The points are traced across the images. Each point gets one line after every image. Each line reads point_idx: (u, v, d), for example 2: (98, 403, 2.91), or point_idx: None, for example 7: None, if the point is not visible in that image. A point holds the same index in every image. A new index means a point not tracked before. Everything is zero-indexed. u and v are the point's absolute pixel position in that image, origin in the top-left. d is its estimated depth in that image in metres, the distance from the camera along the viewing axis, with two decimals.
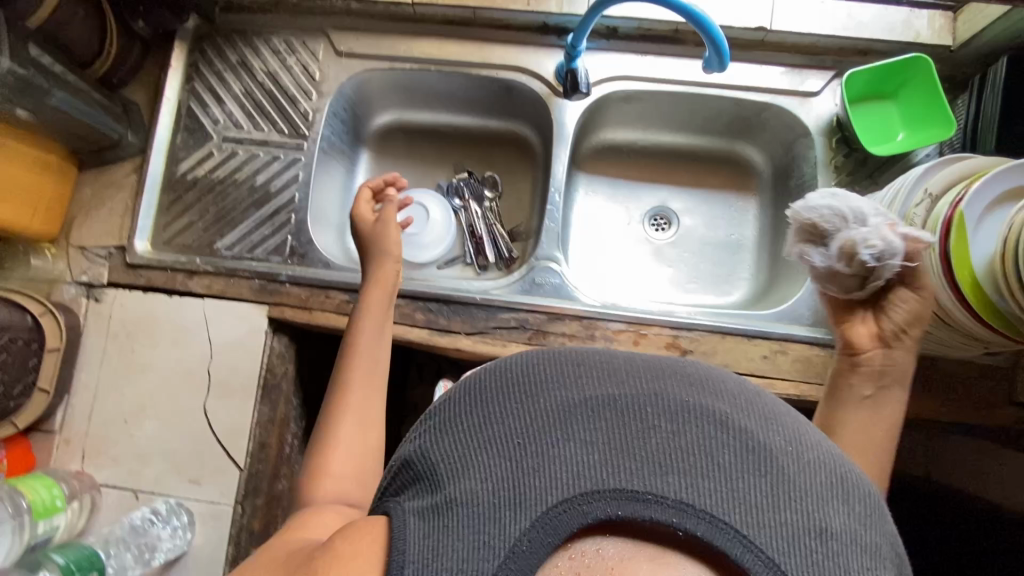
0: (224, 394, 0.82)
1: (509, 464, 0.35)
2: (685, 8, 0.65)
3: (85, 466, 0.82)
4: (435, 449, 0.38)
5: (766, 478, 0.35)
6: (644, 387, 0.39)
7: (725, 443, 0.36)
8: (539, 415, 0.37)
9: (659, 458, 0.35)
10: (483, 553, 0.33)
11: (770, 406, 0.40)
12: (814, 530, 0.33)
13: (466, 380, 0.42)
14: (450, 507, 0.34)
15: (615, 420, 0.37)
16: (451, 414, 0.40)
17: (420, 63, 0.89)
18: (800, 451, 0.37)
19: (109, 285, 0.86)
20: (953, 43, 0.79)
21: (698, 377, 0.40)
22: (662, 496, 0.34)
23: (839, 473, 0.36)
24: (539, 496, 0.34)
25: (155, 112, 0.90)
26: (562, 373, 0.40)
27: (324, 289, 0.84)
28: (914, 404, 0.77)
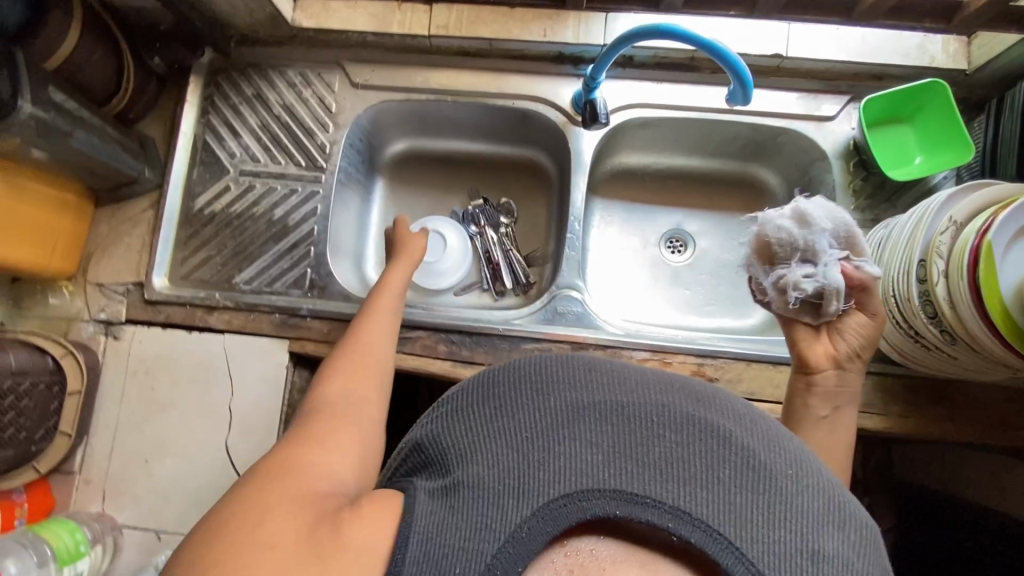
0: (246, 430, 0.82)
1: (519, 455, 0.41)
2: (708, 44, 0.65)
3: (106, 507, 0.81)
4: (449, 436, 0.45)
5: (762, 496, 0.40)
6: (652, 399, 0.45)
7: (724, 459, 0.41)
8: (549, 414, 0.43)
9: (660, 466, 0.41)
10: (486, 534, 0.38)
11: (774, 432, 0.45)
12: (806, 550, 0.38)
13: (486, 377, 0.49)
14: (461, 488, 0.40)
15: (621, 427, 0.43)
16: (467, 407, 0.47)
17: (436, 93, 0.89)
18: (800, 475, 0.41)
19: (128, 322, 0.85)
20: (968, 67, 0.79)
21: (705, 397, 0.46)
22: (660, 501, 0.39)
23: (837, 502, 0.41)
24: (543, 489, 0.39)
25: (172, 147, 0.89)
26: (575, 381, 0.46)
27: (345, 323, 0.84)
28: (941, 428, 0.77)
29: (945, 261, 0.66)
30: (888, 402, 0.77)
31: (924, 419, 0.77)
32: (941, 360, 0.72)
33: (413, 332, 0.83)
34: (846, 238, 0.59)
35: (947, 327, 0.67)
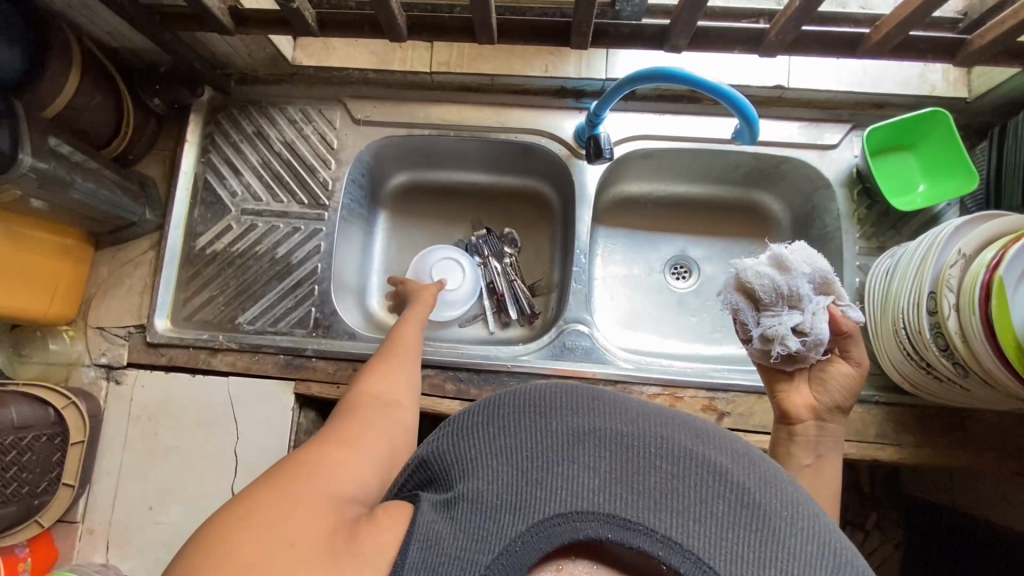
0: (251, 475, 0.80)
1: (518, 473, 0.40)
2: (712, 86, 0.65)
3: (109, 557, 0.80)
4: (452, 452, 0.44)
5: (755, 534, 0.38)
6: (652, 429, 0.43)
7: (719, 493, 0.40)
8: (548, 435, 0.42)
9: (655, 495, 0.40)
10: (481, 546, 0.37)
11: (773, 471, 0.42)
12: None
13: (493, 395, 0.47)
14: (461, 502, 0.39)
15: (619, 453, 0.41)
16: (471, 423, 0.45)
17: (439, 128, 0.89)
18: (795, 517, 0.39)
19: (130, 366, 0.84)
20: (969, 95, 0.80)
21: (704, 430, 0.44)
22: (652, 529, 0.38)
23: (833, 547, 0.39)
24: (540, 507, 0.38)
25: (172, 187, 0.89)
26: (576, 403, 0.44)
27: (351, 363, 0.83)
28: (955, 457, 0.76)
29: (956, 295, 0.66)
30: (900, 432, 0.77)
31: (938, 449, 0.76)
32: (953, 391, 0.71)
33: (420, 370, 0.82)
34: (823, 284, 0.58)
35: (960, 360, 0.66)
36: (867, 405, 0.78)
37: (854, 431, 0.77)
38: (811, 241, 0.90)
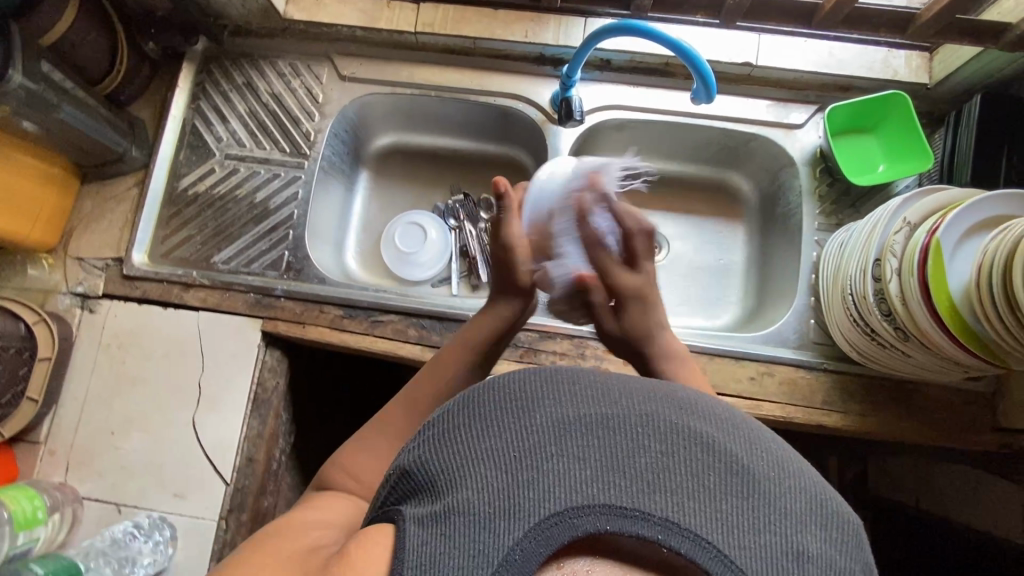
0: (214, 406, 0.82)
1: (505, 476, 0.36)
2: (674, 44, 0.68)
3: (68, 478, 0.81)
4: (432, 459, 0.39)
5: (750, 501, 0.36)
6: (636, 407, 0.39)
7: (709, 465, 0.37)
8: (534, 429, 0.38)
9: (648, 478, 0.36)
10: (477, 562, 0.33)
11: (755, 432, 0.41)
12: (791, 553, 0.34)
13: (465, 389, 0.42)
14: (447, 516, 0.35)
15: (608, 438, 0.37)
16: (450, 425, 0.40)
17: (421, 88, 0.92)
18: (782, 477, 0.38)
19: (105, 296, 0.87)
20: (929, 81, 0.83)
21: (688, 402, 0.41)
22: (648, 513, 0.35)
23: (818, 498, 0.37)
24: (533, 509, 0.34)
25: (160, 129, 0.92)
26: (559, 390, 0.40)
27: (318, 305, 0.85)
28: (899, 429, 0.78)
29: (898, 260, 0.68)
30: (847, 400, 0.79)
31: (882, 419, 0.78)
32: (896, 359, 0.73)
33: (385, 316, 0.84)
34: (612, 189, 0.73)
35: (900, 324, 0.68)
36: (815, 373, 0.80)
37: (800, 396, 0.79)
38: (776, 220, 0.93)
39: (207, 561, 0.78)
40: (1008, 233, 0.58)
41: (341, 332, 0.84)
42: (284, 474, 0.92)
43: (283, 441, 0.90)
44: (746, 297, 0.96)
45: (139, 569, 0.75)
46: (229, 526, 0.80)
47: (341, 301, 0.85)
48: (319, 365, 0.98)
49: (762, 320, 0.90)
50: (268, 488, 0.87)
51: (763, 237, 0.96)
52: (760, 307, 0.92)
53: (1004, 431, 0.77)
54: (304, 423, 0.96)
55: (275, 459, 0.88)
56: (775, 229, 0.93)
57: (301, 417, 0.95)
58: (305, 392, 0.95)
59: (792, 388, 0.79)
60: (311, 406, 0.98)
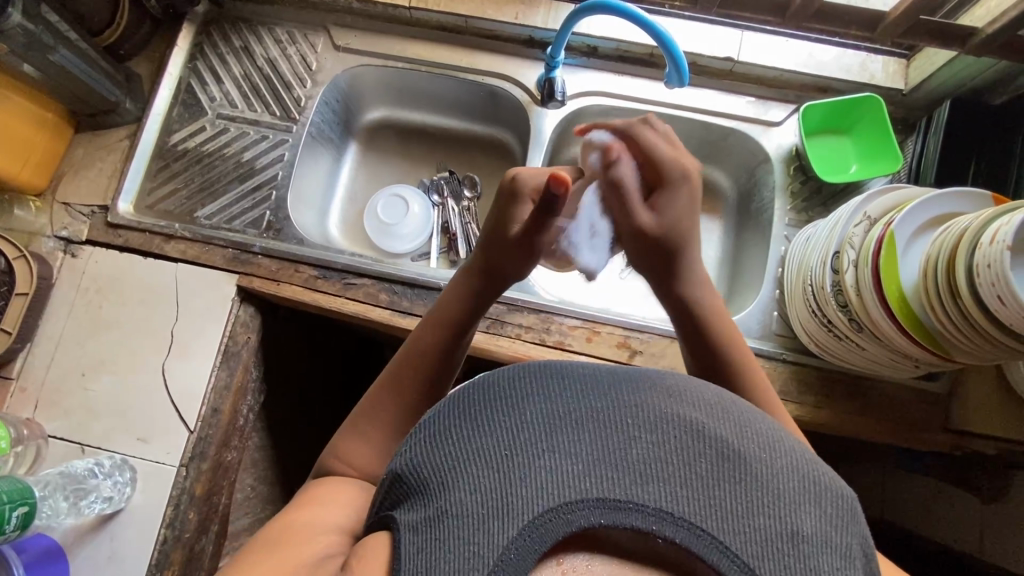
0: (184, 355, 0.84)
1: (496, 475, 0.37)
2: (652, 27, 0.70)
3: (36, 414, 0.82)
4: (425, 463, 0.40)
5: (742, 485, 0.37)
6: (624, 400, 0.41)
7: (699, 452, 0.38)
8: (524, 426, 0.39)
9: (639, 469, 0.37)
10: (475, 561, 0.34)
11: (744, 413, 0.42)
12: (785, 533, 0.35)
13: (456, 390, 0.45)
14: (442, 519, 0.36)
15: (598, 432, 0.39)
16: (441, 426, 0.42)
17: (412, 63, 0.95)
18: (773, 457, 0.39)
19: (87, 242, 0.88)
20: (904, 87, 0.85)
21: (675, 390, 0.42)
22: (643, 504, 0.36)
23: (809, 475, 0.39)
24: (526, 506, 0.35)
25: (156, 85, 0.94)
26: (547, 387, 0.42)
27: (294, 264, 0.87)
28: (852, 423, 0.79)
29: (855, 251, 0.69)
30: (803, 392, 0.80)
31: (837, 413, 0.79)
32: (851, 351, 0.74)
33: (358, 279, 0.86)
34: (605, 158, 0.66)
35: (855, 315, 0.69)
36: (774, 363, 0.82)
37: None
38: (751, 216, 0.94)
39: (165, 505, 0.79)
40: (954, 227, 0.60)
41: (313, 291, 0.86)
42: (250, 431, 0.93)
43: (251, 398, 0.92)
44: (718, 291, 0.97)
45: (94, 503, 0.77)
46: (189, 473, 0.81)
47: (316, 262, 0.87)
48: (293, 328, 1.00)
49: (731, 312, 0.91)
50: (231, 442, 0.88)
51: (738, 233, 0.97)
52: (730, 300, 0.94)
53: (955, 432, 0.78)
54: (274, 384, 0.98)
55: (241, 415, 0.90)
56: (750, 225, 0.94)
57: (271, 377, 0.97)
58: (276, 352, 0.96)
59: None
60: (282, 368, 0.99)
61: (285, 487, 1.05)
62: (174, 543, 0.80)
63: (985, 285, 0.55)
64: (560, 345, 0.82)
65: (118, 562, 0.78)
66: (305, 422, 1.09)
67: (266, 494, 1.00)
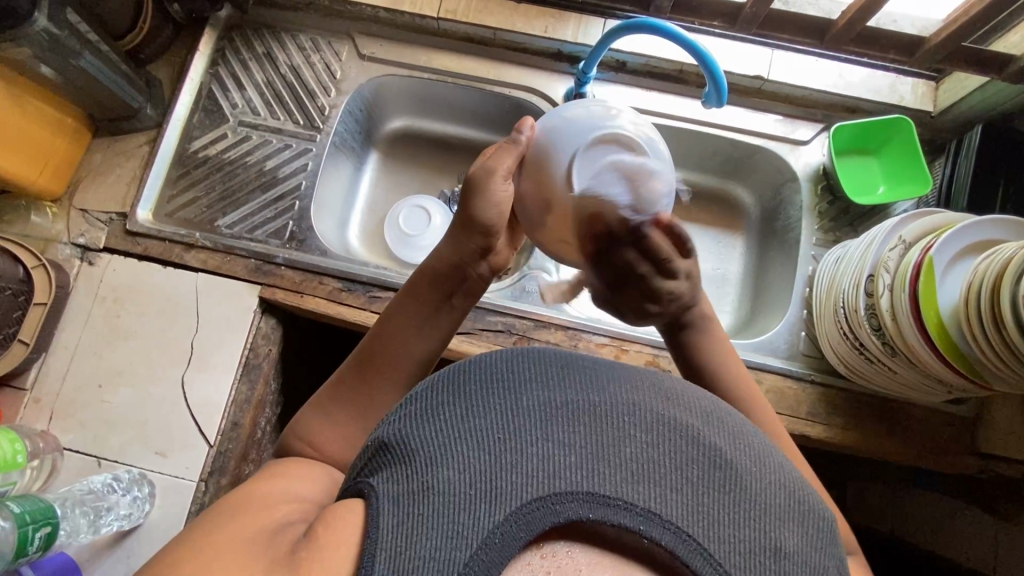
0: (205, 367, 0.82)
1: (488, 457, 0.36)
2: (694, 47, 0.70)
3: (51, 426, 0.80)
4: (413, 434, 0.38)
5: (732, 496, 0.36)
6: (624, 397, 0.40)
7: (693, 458, 0.37)
8: (519, 412, 0.38)
9: (633, 465, 0.36)
10: (456, 544, 0.32)
11: (739, 425, 0.41)
12: (771, 549, 0.35)
13: (452, 369, 0.43)
14: (425, 494, 0.34)
15: (594, 425, 0.38)
16: (434, 401, 0.40)
17: (438, 73, 0.94)
18: (764, 471, 0.38)
19: (105, 250, 0.87)
20: (933, 109, 0.86)
21: (674, 392, 0.42)
22: (632, 503, 0.35)
23: (798, 495, 0.38)
24: (515, 492, 0.34)
25: (177, 90, 0.93)
26: (545, 375, 0.41)
27: (318, 276, 0.86)
28: (880, 445, 0.79)
29: (891, 275, 0.68)
30: (830, 413, 0.80)
31: (864, 433, 0.79)
32: (882, 375, 0.74)
33: (383, 293, 0.85)
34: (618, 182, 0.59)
35: (889, 339, 0.69)
36: (802, 383, 0.81)
37: (787, 405, 0.80)
38: (776, 234, 0.94)
39: (184, 521, 0.77)
40: (999, 255, 0.60)
41: (338, 304, 0.84)
42: (267, 443, 0.92)
43: (269, 410, 0.90)
44: (739, 307, 0.97)
45: (113, 521, 0.74)
46: (209, 488, 0.79)
47: (341, 275, 0.86)
48: (311, 338, 0.99)
49: (755, 330, 0.91)
50: (249, 455, 0.87)
51: (761, 249, 0.97)
52: (754, 317, 0.93)
53: (982, 455, 0.78)
54: (292, 395, 0.96)
55: (259, 428, 0.88)
56: (775, 243, 0.94)
57: (289, 389, 0.95)
58: (294, 364, 0.95)
59: (779, 397, 0.81)
60: (300, 380, 0.98)
61: None
62: None
63: None
64: None
65: None
66: None
67: None
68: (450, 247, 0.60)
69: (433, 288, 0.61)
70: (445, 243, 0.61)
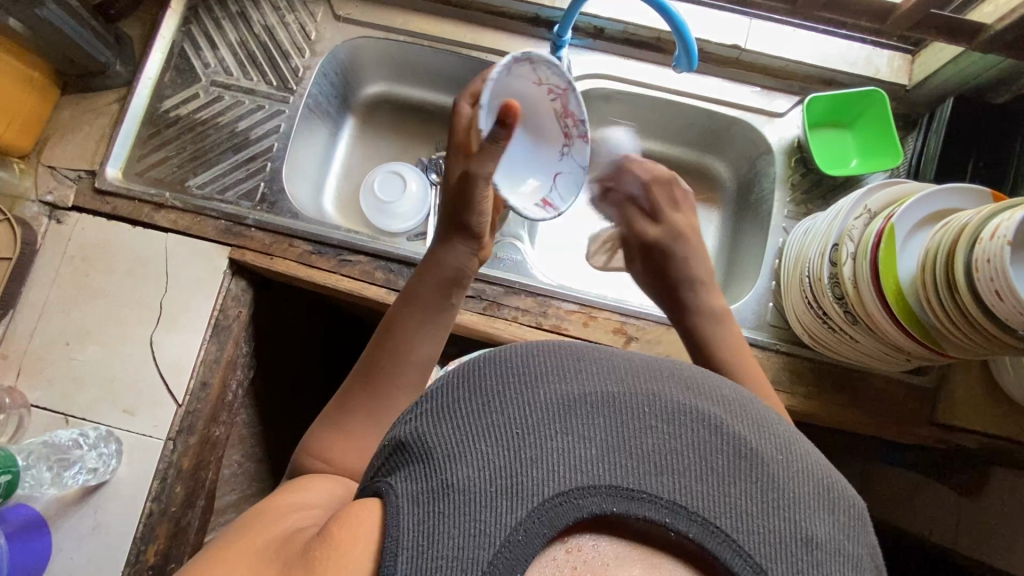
0: (173, 327, 0.82)
1: (511, 453, 0.36)
2: (666, 10, 0.69)
3: (18, 382, 0.80)
4: (431, 433, 0.38)
5: (757, 485, 0.36)
6: (643, 387, 0.40)
7: (717, 448, 0.37)
8: (539, 406, 0.38)
9: (655, 459, 0.37)
10: (481, 541, 0.33)
11: (761, 413, 0.41)
12: (800, 537, 0.35)
13: (468, 364, 0.42)
14: (446, 492, 0.34)
15: (613, 419, 0.38)
16: (451, 397, 0.40)
17: (414, 36, 0.93)
18: (789, 458, 0.38)
19: (74, 208, 0.86)
20: (908, 83, 0.85)
21: (692, 380, 0.41)
22: (656, 496, 0.35)
23: (824, 482, 0.38)
24: (539, 488, 0.34)
25: (148, 47, 0.91)
26: (563, 368, 0.40)
27: (288, 238, 0.85)
28: (841, 414, 0.80)
29: (854, 245, 0.69)
30: (795, 382, 0.81)
31: (826, 403, 0.80)
32: (844, 344, 0.75)
33: (353, 256, 0.85)
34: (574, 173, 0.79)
35: (851, 308, 0.70)
36: (767, 354, 0.82)
37: None
38: (750, 207, 0.94)
39: (151, 478, 0.78)
40: (955, 221, 0.61)
41: (309, 266, 0.84)
42: (238, 405, 0.92)
43: (240, 372, 0.91)
44: None
45: (77, 474, 0.75)
46: (177, 447, 0.80)
47: (311, 237, 0.85)
48: (285, 303, 0.98)
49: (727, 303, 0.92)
50: (219, 417, 0.87)
51: (736, 223, 0.97)
52: (726, 290, 0.94)
53: (941, 425, 0.79)
54: (264, 359, 0.97)
55: (229, 389, 0.88)
56: (748, 216, 0.94)
57: (262, 352, 0.96)
58: (266, 328, 0.95)
59: None
60: (273, 344, 0.98)
61: (274, 464, 1.05)
62: (159, 516, 0.79)
63: (982, 280, 0.55)
64: (557, 328, 0.82)
65: (101, 535, 0.76)
66: (295, 401, 1.08)
67: (254, 470, 1.00)
68: (443, 256, 0.67)
69: (432, 289, 0.66)
70: (438, 256, 0.67)
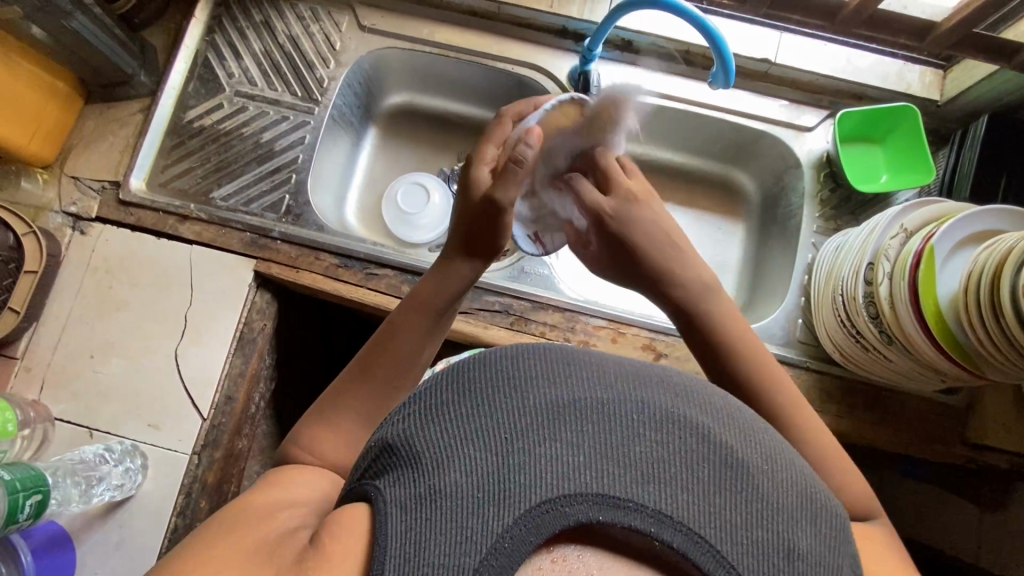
0: (198, 340, 0.82)
1: (498, 459, 0.34)
2: (704, 26, 0.69)
3: (42, 396, 0.79)
4: (420, 436, 0.36)
5: (744, 495, 0.34)
6: (633, 392, 0.37)
7: (704, 456, 0.35)
8: (527, 411, 0.36)
9: (644, 467, 0.34)
10: (465, 548, 0.31)
11: (749, 421, 0.39)
12: (783, 549, 0.33)
13: (458, 365, 0.40)
14: (433, 499, 0.33)
15: (602, 424, 0.35)
16: (440, 400, 0.38)
17: (439, 48, 0.92)
18: (775, 469, 0.36)
19: (97, 219, 0.85)
20: (939, 98, 0.85)
21: (682, 386, 0.39)
22: (643, 504, 0.32)
23: (808, 493, 0.36)
24: (525, 495, 0.32)
25: (172, 57, 0.90)
26: (552, 372, 0.38)
27: (314, 251, 0.85)
28: (871, 432, 0.79)
29: (890, 264, 0.68)
30: (824, 400, 0.80)
31: (856, 422, 0.80)
32: (877, 363, 0.74)
33: (379, 270, 0.84)
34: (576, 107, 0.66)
35: (886, 328, 0.69)
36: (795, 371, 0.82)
37: None
38: (776, 220, 0.94)
39: (176, 493, 0.77)
40: (999, 244, 0.60)
41: (336, 280, 0.83)
42: (260, 417, 0.92)
43: (263, 385, 0.90)
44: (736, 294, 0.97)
45: (104, 491, 0.74)
46: (202, 461, 0.79)
47: (338, 250, 0.84)
48: (306, 314, 0.98)
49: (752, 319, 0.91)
50: (243, 430, 0.87)
51: (761, 236, 0.96)
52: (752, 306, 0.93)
53: (974, 446, 0.79)
54: (285, 370, 0.96)
55: (253, 402, 0.88)
56: (775, 229, 0.93)
57: (283, 364, 0.95)
58: (288, 339, 0.94)
59: None
60: (293, 355, 0.98)
61: None
62: (185, 531, 0.78)
63: None
64: (585, 344, 0.81)
65: (126, 550, 0.76)
66: None
67: None
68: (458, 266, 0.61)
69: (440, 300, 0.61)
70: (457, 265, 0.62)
